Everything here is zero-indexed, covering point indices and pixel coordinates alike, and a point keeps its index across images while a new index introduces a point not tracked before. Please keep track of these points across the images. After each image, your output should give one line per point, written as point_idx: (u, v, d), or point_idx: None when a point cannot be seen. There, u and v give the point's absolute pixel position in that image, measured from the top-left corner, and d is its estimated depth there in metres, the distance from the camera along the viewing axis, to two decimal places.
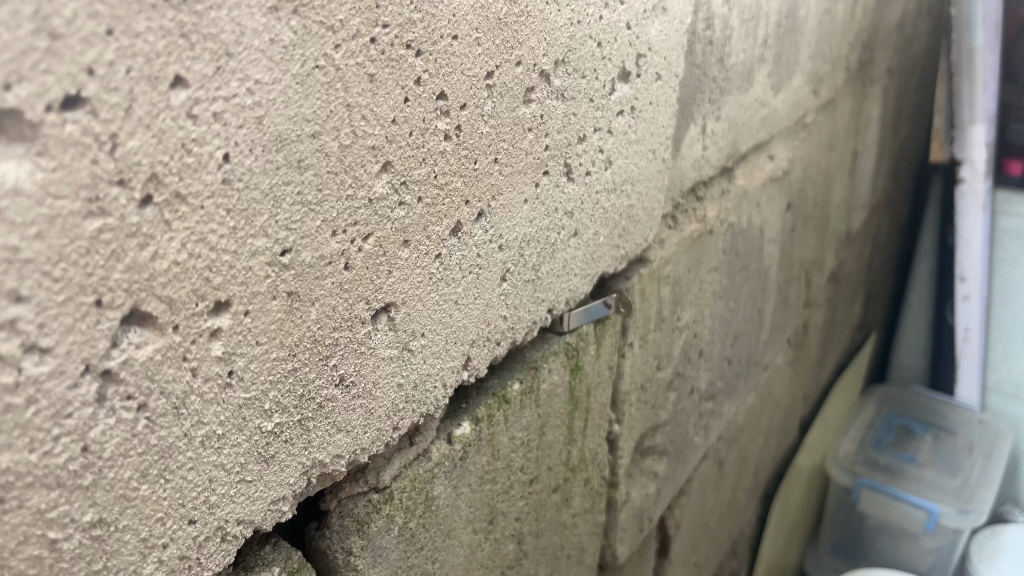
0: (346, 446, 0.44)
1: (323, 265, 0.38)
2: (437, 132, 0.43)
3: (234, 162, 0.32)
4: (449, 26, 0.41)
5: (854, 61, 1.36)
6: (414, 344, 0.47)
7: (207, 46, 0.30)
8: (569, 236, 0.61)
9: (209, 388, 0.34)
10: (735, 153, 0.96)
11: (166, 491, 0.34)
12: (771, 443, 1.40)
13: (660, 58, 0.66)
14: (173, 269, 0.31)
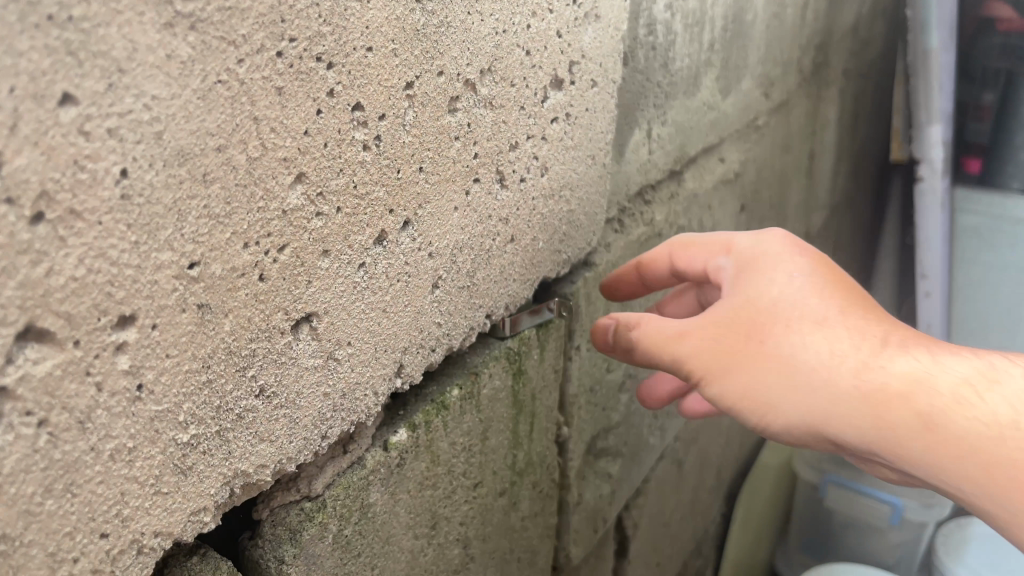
0: (271, 455, 0.44)
1: (235, 277, 0.39)
2: (355, 143, 0.43)
3: (132, 177, 0.32)
4: (363, 37, 0.42)
5: (808, 64, 1.38)
6: (339, 352, 0.47)
7: (97, 62, 0.30)
8: (505, 242, 0.62)
9: (116, 402, 0.35)
10: (684, 157, 0.97)
11: (74, 506, 0.34)
12: (733, 443, 1.41)
13: (595, 65, 0.66)
14: (70, 284, 0.31)
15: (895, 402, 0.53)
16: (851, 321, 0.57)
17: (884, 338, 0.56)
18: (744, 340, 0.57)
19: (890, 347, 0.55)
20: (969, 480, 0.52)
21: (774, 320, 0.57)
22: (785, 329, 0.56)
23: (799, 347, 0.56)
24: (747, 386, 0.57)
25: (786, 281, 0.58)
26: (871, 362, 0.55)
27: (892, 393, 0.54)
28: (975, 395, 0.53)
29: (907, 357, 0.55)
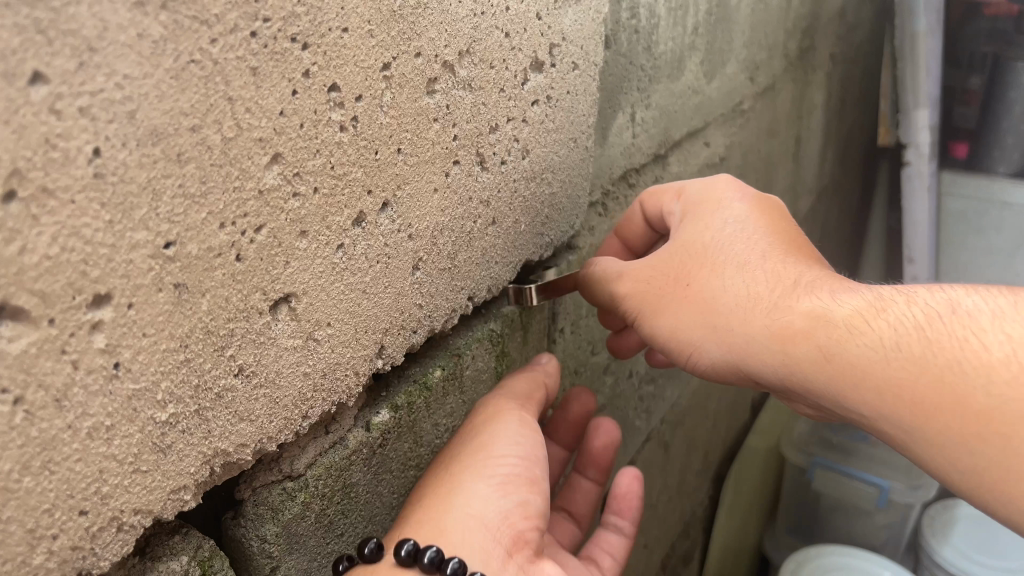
0: (251, 435, 0.45)
1: (212, 257, 0.39)
2: (331, 124, 0.44)
3: (106, 156, 0.33)
4: (338, 18, 0.42)
5: (794, 48, 1.38)
6: (319, 333, 0.47)
7: (67, 41, 0.30)
8: (487, 225, 0.62)
9: (92, 380, 0.35)
10: (668, 141, 0.98)
11: (52, 483, 0.34)
12: (719, 426, 1.42)
13: (576, 48, 0.66)
14: (44, 263, 0.32)
15: (802, 339, 0.58)
16: (766, 267, 0.62)
17: (800, 279, 0.60)
18: (674, 284, 0.64)
19: (803, 287, 0.60)
20: (874, 405, 0.55)
21: (700, 265, 0.64)
22: (708, 273, 0.63)
23: (717, 293, 0.62)
24: (677, 327, 0.64)
25: (711, 234, 0.65)
26: (781, 303, 0.60)
27: (801, 330, 0.58)
28: (870, 322, 0.56)
29: (813, 297, 0.59)
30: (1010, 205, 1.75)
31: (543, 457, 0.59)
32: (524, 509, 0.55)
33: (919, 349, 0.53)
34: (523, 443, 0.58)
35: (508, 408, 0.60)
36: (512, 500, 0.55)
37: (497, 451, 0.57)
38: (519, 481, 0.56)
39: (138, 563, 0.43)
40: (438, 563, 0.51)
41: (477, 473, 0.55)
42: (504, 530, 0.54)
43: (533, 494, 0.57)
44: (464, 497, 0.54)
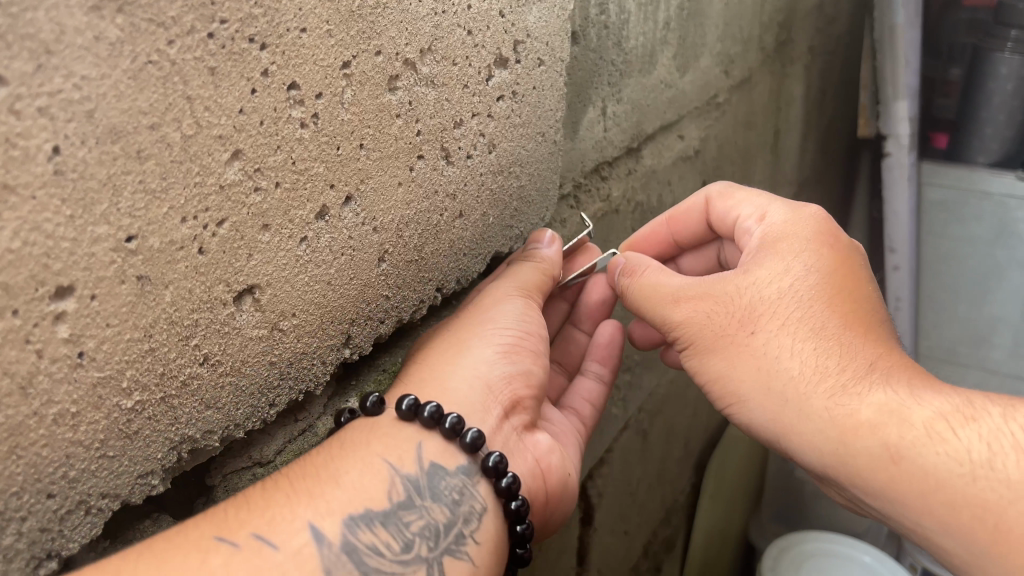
0: (217, 422, 0.46)
1: (174, 250, 0.40)
2: (292, 121, 0.45)
3: (65, 154, 0.34)
4: (296, 19, 0.43)
5: (771, 42, 1.39)
6: (284, 324, 0.49)
7: (25, 44, 0.32)
8: (454, 217, 0.64)
9: (57, 368, 0.36)
10: (640, 134, 0.99)
11: (19, 467, 0.36)
12: (700, 415, 1.45)
13: (542, 44, 0.68)
14: (7, 257, 0.33)
15: (867, 431, 0.59)
16: (839, 345, 0.62)
17: (875, 365, 0.61)
18: (733, 332, 0.65)
19: (876, 376, 0.61)
20: (922, 509, 0.57)
21: (764, 321, 0.64)
22: (774, 332, 0.63)
23: (782, 355, 0.63)
24: (732, 373, 0.65)
25: (775, 284, 0.65)
26: (851, 388, 0.60)
27: (867, 422, 0.59)
28: (943, 430, 0.57)
29: (888, 391, 0.60)
30: (991, 195, 1.75)
31: (540, 332, 0.66)
32: (518, 378, 0.63)
33: (998, 484, 0.54)
34: (523, 319, 0.64)
35: (512, 285, 0.66)
36: (509, 369, 0.62)
37: (499, 326, 0.63)
38: (517, 351, 0.63)
39: (109, 546, 0.45)
40: (439, 419, 0.56)
41: (480, 344, 0.62)
42: (500, 396, 0.61)
43: (527, 366, 0.64)
44: (467, 365, 0.61)
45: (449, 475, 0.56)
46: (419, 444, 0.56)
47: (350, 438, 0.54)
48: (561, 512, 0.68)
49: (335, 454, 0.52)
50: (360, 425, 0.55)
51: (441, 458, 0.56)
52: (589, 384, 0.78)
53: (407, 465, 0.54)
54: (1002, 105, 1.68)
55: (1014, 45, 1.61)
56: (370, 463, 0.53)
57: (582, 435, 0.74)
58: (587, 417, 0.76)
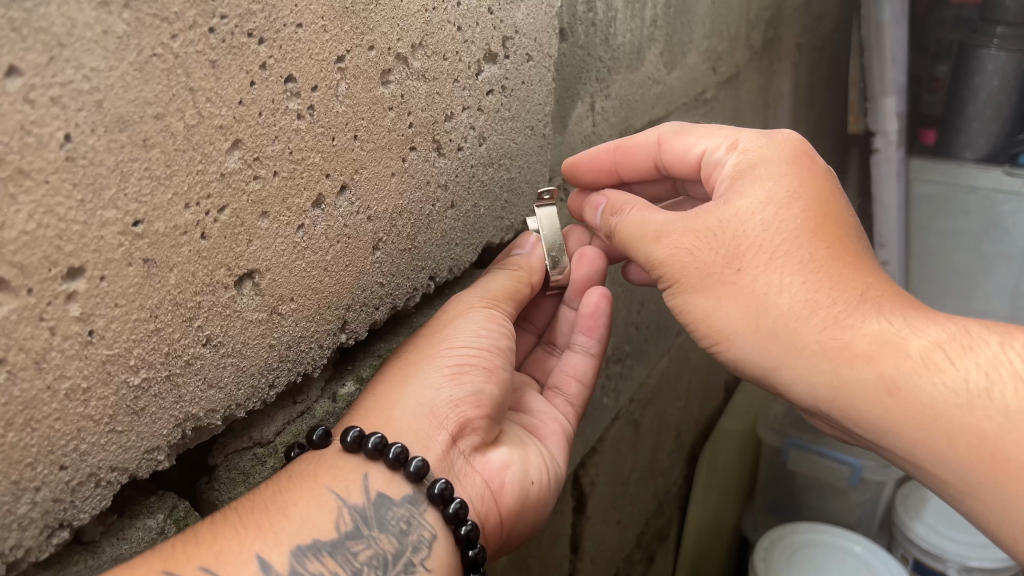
0: (220, 401, 0.49)
1: (178, 234, 0.43)
2: (289, 112, 0.47)
3: (76, 141, 0.36)
4: (292, 14, 0.46)
5: (758, 39, 1.41)
6: (283, 308, 0.51)
7: (39, 38, 0.34)
8: (445, 208, 0.66)
9: (69, 345, 0.38)
10: (629, 129, 1.01)
11: (34, 439, 0.38)
12: (692, 407, 1.47)
13: (530, 40, 0.70)
14: (22, 238, 0.35)
15: (863, 362, 0.58)
16: (828, 276, 0.61)
17: (865, 294, 0.61)
18: (721, 264, 0.64)
19: (867, 305, 0.60)
20: (921, 442, 0.56)
21: (750, 251, 0.63)
22: (763, 264, 0.62)
23: (770, 291, 0.62)
24: (721, 309, 0.64)
25: (758, 215, 0.63)
26: (843, 321, 0.60)
27: (861, 353, 0.58)
28: (941, 360, 0.56)
29: (882, 321, 0.59)
30: (976, 189, 1.76)
31: (500, 351, 0.63)
32: (473, 399, 0.60)
33: (1001, 414, 0.53)
34: (484, 335, 0.62)
35: (475, 299, 0.64)
36: (464, 390, 0.59)
37: (457, 343, 0.61)
38: (474, 369, 0.60)
39: (117, 520, 0.47)
40: (383, 449, 0.55)
41: (435, 363, 0.60)
42: (452, 419, 0.59)
43: (486, 385, 0.61)
44: (418, 386, 0.59)
45: (395, 504, 0.54)
46: (365, 474, 0.54)
47: (299, 471, 0.53)
48: (523, 532, 0.66)
49: (286, 485, 0.52)
50: (308, 459, 0.54)
51: (387, 488, 0.55)
52: (576, 359, 0.77)
53: (353, 496, 0.53)
54: (987, 101, 1.69)
55: (999, 42, 1.63)
56: (317, 494, 0.52)
57: (566, 429, 0.75)
58: (576, 396, 0.77)
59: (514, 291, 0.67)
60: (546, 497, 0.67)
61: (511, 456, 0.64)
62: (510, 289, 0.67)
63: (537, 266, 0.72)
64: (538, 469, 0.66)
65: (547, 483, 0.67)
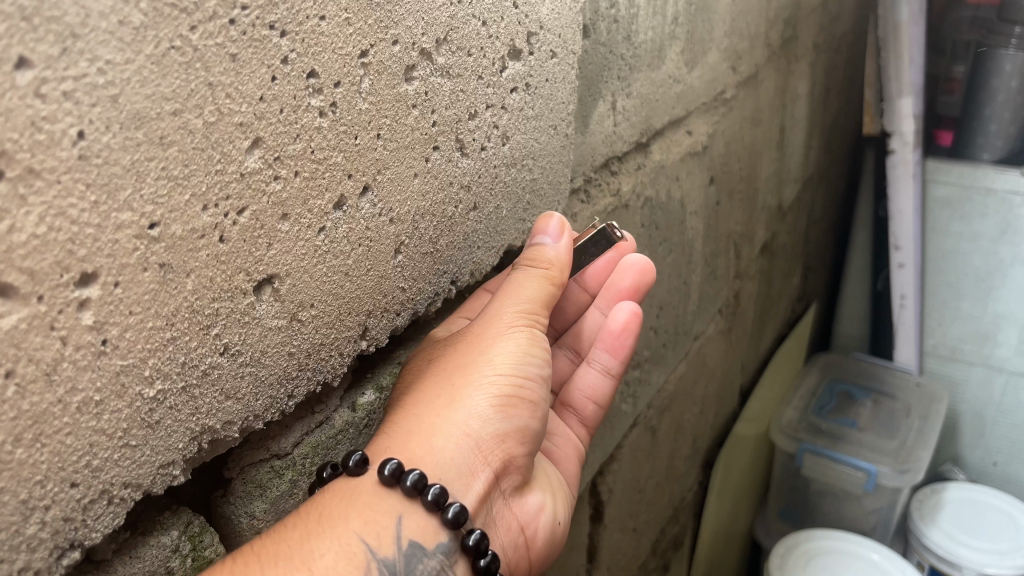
0: (237, 413, 0.46)
1: (195, 238, 0.40)
2: (311, 110, 0.45)
3: (89, 139, 0.34)
4: (316, 7, 0.43)
5: (777, 38, 1.38)
6: (303, 314, 0.49)
7: (51, 28, 0.32)
8: (468, 210, 0.63)
9: (81, 355, 0.36)
10: (649, 129, 0.99)
11: (44, 455, 0.36)
12: (708, 411, 1.44)
13: (554, 36, 0.68)
14: (32, 241, 0.33)
15: None
16: None
17: None
18: None
19: None
20: None
21: None
22: None
23: None
24: None
25: None
26: None
27: None
28: None
29: None
30: (994, 192, 1.72)
31: (542, 379, 0.62)
32: (516, 436, 0.60)
33: None
34: (530, 363, 0.60)
35: (517, 314, 0.60)
36: (507, 422, 0.59)
37: (503, 373, 0.59)
38: (520, 404, 0.60)
39: (130, 537, 0.45)
40: (422, 489, 0.54)
41: (480, 395, 0.58)
42: (494, 454, 0.59)
43: (526, 416, 0.61)
44: (464, 421, 0.57)
45: (426, 555, 0.54)
46: (400, 518, 0.53)
47: (332, 510, 0.51)
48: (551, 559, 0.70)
49: (317, 527, 0.49)
50: (342, 493, 0.52)
51: (420, 535, 0.54)
52: (591, 379, 0.76)
53: (384, 547, 0.51)
54: (1005, 102, 1.68)
55: (1018, 42, 1.61)
56: (348, 544, 0.50)
57: (575, 450, 0.77)
58: (589, 416, 0.78)
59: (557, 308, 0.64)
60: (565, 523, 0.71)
61: (541, 496, 0.67)
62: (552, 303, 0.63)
63: (563, 258, 0.63)
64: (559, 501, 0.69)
65: (566, 512, 0.70)
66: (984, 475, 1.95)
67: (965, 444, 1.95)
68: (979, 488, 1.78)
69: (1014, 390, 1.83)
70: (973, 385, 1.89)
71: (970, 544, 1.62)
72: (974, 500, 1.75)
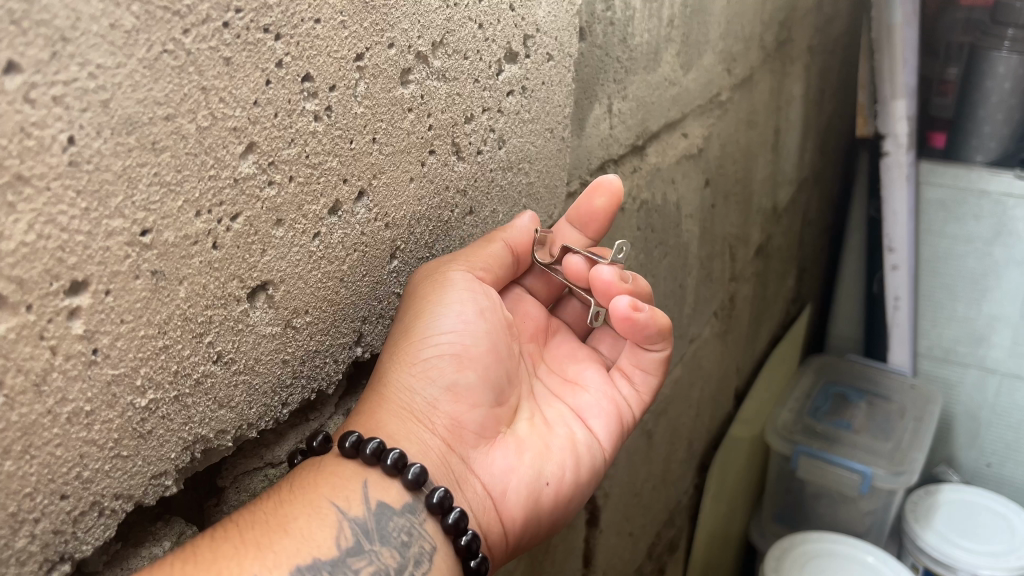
0: (231, 421, 0.46)
1: (188, 245, 0.40)
2: (305, 114, 0.44)
3: (80, 144, 0.33)
4: (310, 9, 0.42)
5: (772, 40, 1.38)
6: (297, 321, 0.48)
7: (41, 31, 0.31)
8: (464, 214, 0.63)
9: (71, 365, 0.36)
10: (645, 133, 0.98)
11: (33, 467, 0.35)
12: (704, 414, 1.44)
13: (551, 39, 0.67)
14: (21, 250, 0.32)
15: None
16: None
17: None
18: None
19: None
20: None
21: None
22: None
23: None
24: None
25: None
26: None
27: None
28: None
29: None
30: (988, 194, 1.72)
31: (482, 333, 0.58)
32: (446, 394, 0.56)
33: None
34: (461, 318, 0.56)
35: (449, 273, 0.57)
36: (444, 386, 0.56)
37: (434, 334, 0.55)
38: (447, 362, 0.56)
39: (122, 549, 0.45)
40: (380, 455, 0.51)
41: (409, 365, 0.54)
42: (437, 420, 0.56)
43: (466, 375, 0.56)
44: (398, 389, 0.54)
45: (396, 513, 0.51)
46: (366, 481, 0.51)
47: (298, 481, 0.50)
48: (536, 534, 0.62)
49: (284, 498, 0.48)
50: (308, 467, 0.51)
51: (386, 496, 0.51)
52: (642, 352, 0.70)
53: (354, 508, 0.49)
54: (999, 105, 1.68)
55: (1011, 44, 1.60)
56: (317, 507, 0.48)
57: (623, 419, 0.70)
58: (644, 386, 0.71)
59: (495, 261, 0.61)
60: (569, 495, 0.64)
61: (515, 462, 0.60)
62: (495, 258, 0.60)
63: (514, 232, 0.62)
64: (555, 464, 0.62)
65: (567, 480, 0.63)
66: (979, 476, 1.95)
67: (960, 445, 1.95)
68: (973, 489, 1.78)
69: (1008, 392, 1.83)
70: (967, 387, 1.89)
71: (965, 546, 1.62)
72: (968, 501, 1.75)
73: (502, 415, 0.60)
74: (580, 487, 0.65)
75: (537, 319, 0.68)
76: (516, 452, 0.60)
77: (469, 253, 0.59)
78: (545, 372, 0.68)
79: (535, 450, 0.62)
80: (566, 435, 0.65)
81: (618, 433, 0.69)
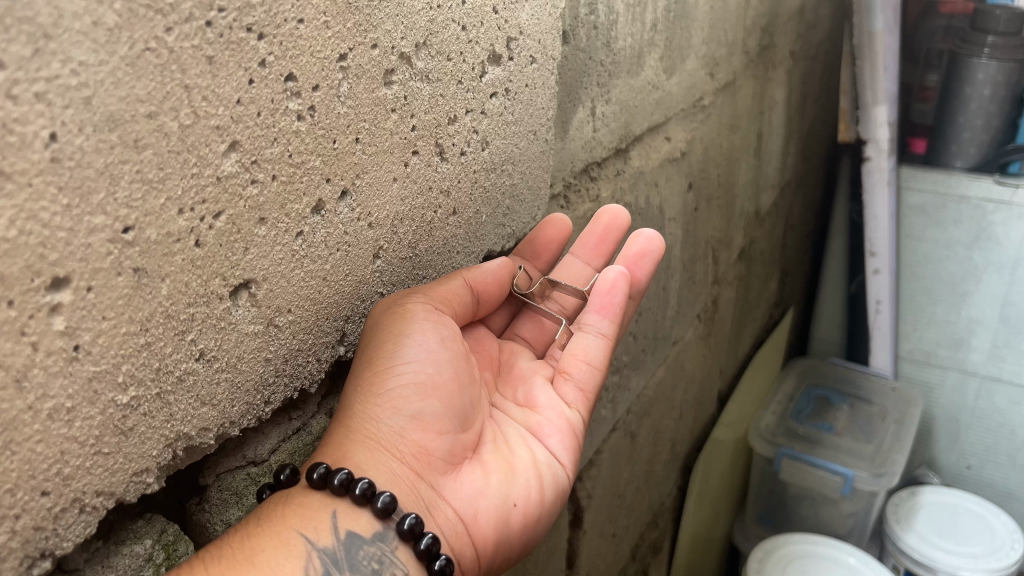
0: (213, 419, 0.46)
1: (171, 242, 0.40)
2: (289, 113, 0.44)
3: (62, 141, 0.34)
4: (293, 9, 0.43)
5: (754, 46, 1.38)
6: (279, 319, 0.48)
7: (23, 28, 0.31)
8: (447, 215, 0.63)
9: (52, 361, 0.36)
10: (628, 135, 0.99)
11: (13, 463, 0.35)
12: (686, 417, 1.45)
13: (535, 42, 0.68)
14: (2, 246, 0.32)
15: None
16: None
17: None
18: None
19: None
20: None
21: None
22: None
23: None
24: None
25: None
26: None
27: None
28: None
29: None
30: (968, 199, 1.74)
31: (447, 360, 0.57)
32: (417, 425, 0.55)
33: None
34: (426, 347, 0.56)
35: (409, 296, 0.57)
36: (410, 414, 0.55)
37: (401, 363, 0.55)
38: (412, 393, 0.55)
39: (102, 547, 0.45)
40: (349, 485, 0.51)
41: (375, 395, 0.54)
42: (402, 449, 0.55)
43: (432, 403, 0.56)
44: (362, 420, 0.54)
45: (366, 542, 0.52)
46: (335, 513, 0.51)
47: (266, 515, 0.50)
48: (507, 560, 0.63)
49: (252, 532, 0.48)
50: (276, 500, 0.51)
51: (355, 526, 0.52)
52: (586, 342, 0.68)
53: (322, 539, 0.50)
54: (978, 110, 1.66)
55: (990, 51, 1.59)
56: (285, 540, 0.48)
57: (579, 432, 0.68)
58: (587, 381, 0.69)
59: (461, 297, 0.61)
60: (540, 513, 0.64)
61: (485, 488, 0.60)
62: (457, 294, 0.61)
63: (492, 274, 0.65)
64: (522, 485, 0.62)
65: (535, 501, 0.63)
66: (959, 478, 1.98)
67: (940, 447, 1.97)
68: (952, 490, 1.80)
69: (987, 394, 1.86)
70: (948, 390, 1.91)
71: (943, 547, 1.64)
72: (949, 503, 1.77)
73: (467, 443, 0.60)
74: (549, 507, 0.65)
75: (491, 351, 0.69)
76: (484, 476, 0.60)
77: (431, 287, 0.60)
78: (499, 398, 0.68)
79: (501, 471, 0.62)
80: (529, 456, 0.64)
81: (576, 448, 0.68)
